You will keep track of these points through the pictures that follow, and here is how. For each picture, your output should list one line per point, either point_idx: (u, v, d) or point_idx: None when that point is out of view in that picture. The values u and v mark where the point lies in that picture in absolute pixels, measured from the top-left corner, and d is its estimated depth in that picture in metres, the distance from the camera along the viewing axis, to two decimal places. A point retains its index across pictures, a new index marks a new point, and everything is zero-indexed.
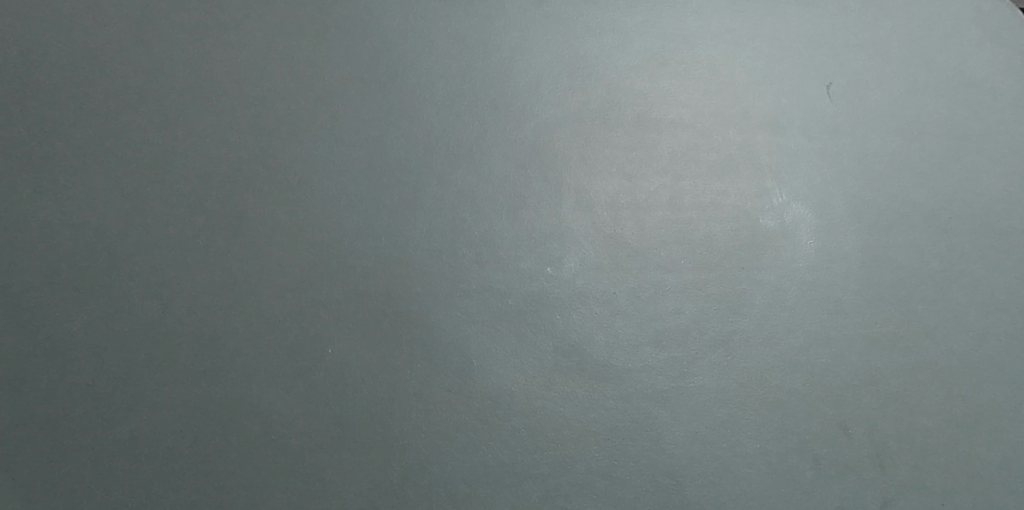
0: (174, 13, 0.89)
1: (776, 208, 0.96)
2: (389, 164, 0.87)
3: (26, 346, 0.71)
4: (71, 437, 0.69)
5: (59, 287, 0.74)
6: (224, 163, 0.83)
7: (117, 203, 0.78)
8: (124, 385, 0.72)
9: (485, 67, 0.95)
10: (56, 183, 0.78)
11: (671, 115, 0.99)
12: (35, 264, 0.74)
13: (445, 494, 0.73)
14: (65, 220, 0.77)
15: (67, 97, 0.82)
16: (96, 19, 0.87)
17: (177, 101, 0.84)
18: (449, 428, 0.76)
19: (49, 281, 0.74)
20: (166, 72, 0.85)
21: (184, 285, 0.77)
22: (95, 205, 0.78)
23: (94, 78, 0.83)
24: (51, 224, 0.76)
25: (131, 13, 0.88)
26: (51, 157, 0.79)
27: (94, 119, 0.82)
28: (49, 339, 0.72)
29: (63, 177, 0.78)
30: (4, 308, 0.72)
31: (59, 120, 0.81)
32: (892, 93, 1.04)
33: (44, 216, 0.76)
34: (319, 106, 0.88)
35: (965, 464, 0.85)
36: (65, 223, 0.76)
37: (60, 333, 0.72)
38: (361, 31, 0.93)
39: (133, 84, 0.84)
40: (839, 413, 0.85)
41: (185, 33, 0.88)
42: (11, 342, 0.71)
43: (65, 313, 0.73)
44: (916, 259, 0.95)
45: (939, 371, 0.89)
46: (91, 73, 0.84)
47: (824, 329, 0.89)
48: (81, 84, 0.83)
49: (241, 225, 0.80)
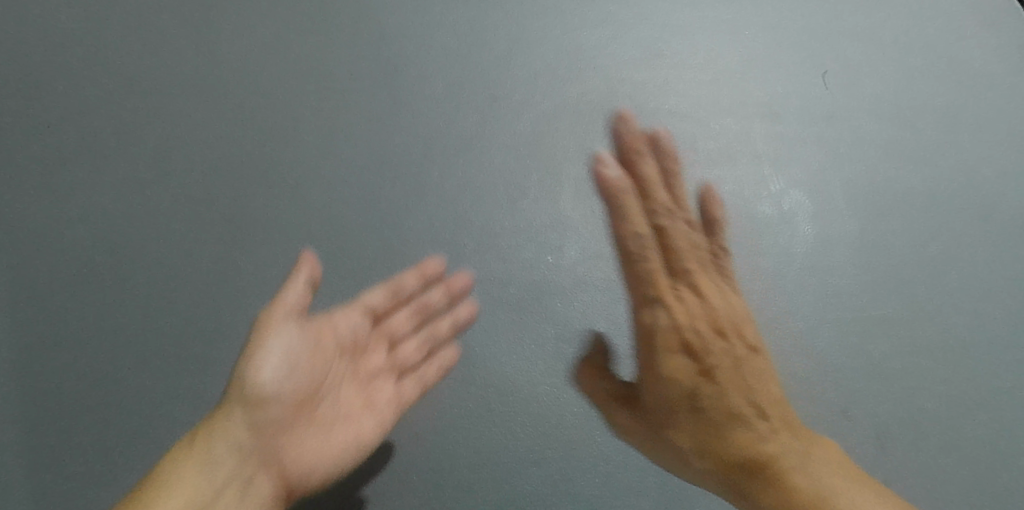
0: (173, 10, 0.90)
1: (774, 195, 0.96)
2: (394, 153, 0.89)
3: (52, 344, 0.77)
4: (99, 426, 0.76)
5: (77, 287, 0.79)
6: (235, 157, 0.86)
7: (133, 204, 0.83)
8: (142, 377, 0.78)
9: (483, 54, 0.96)
10: (74, 187, 0.82)
11: (668, 105, 0.99)
12: (59, 265, 0.80)
13: (456, 474, 0.80)
14: (83, 223, 0.81)
15: (77, 103, 0.85)
16: (96, 20, 0.88)
17: (183, 101, 0.87)
18: (458, 413, 0.82)
19: (70, 281, 0.79)
20: (170, 72, 0.87)
21: (197, 280, 0.81)
22: (111, 206, 0.82)
23: (100, 81, 0.86)
24: (71, 226, 0.81)
25: (130, 12, 0.89)
26: (68, 163, 0.83)
27: (103, 121, 0.85)
28: (71, 337, 0.78)
29: (80, 182, 0.82)
30: (30, 311, 0.78)
31: (73, 127, 0.84)
32: (888, 80, 1.03)
33: (63, 220, 0.81)
34: (324, 98, 0.90)
35: (966, 444, 0.86)
36: (84, 227, 0.81)
37: (68, 333, 0.78)
38: (361, 20, 0.94)
39: (139, 86, 0.86)
40: (840, 396, 0.87)
41: (186, 30, 0.89)
42: (38, 340, 0.77)
43: (86, 312, 0.79)
44: (914, 244, 0.95)
45: (940, 354, 0.90)
46: (96, 77, 0.86)
47: (823, 313, 0.91)
48: (89, 89, 0.86)
49: (251, 221, 0.84)
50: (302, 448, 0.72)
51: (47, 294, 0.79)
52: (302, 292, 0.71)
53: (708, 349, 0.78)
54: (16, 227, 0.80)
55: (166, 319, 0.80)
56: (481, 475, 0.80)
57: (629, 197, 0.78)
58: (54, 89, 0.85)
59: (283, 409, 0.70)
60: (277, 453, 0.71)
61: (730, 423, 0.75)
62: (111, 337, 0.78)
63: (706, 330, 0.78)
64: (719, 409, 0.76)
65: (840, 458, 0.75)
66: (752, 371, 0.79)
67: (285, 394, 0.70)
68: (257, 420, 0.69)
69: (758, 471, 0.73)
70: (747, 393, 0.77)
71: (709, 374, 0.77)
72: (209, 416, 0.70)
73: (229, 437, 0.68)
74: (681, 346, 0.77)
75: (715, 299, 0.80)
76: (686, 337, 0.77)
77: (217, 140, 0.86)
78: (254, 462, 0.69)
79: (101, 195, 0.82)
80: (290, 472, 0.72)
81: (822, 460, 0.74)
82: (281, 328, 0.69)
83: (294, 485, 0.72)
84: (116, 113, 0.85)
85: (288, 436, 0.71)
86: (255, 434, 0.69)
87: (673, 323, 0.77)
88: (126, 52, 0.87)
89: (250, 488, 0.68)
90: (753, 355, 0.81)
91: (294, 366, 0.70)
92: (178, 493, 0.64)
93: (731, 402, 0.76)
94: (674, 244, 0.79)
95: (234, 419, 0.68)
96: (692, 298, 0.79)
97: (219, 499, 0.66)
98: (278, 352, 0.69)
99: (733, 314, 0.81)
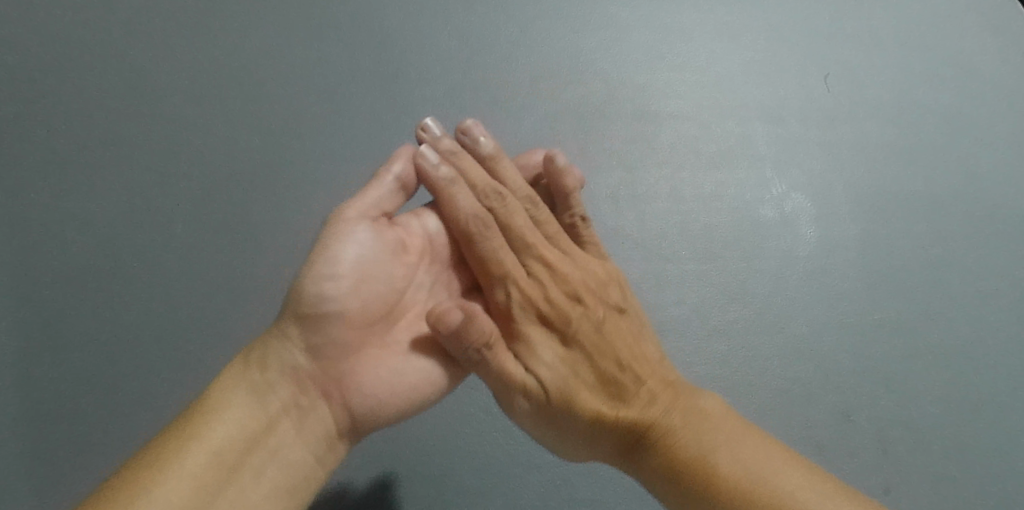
0: (187, 30, 0.95)
1: (776, 199, 0.96)
2: (397, 160, 0.91)
3: (66, 347, 0.80)
4: (106, 428, 0.78)
5: (91, 293, 0.83)
6: (242, 166, 0.90)
7: (145, 214, 0.86)
8: (151, 381, 0.81)
9: (484, 61, 0.97)
10: (90, 198, 0.86)
11: (670, 107, 0.99)
12: (74, 272, 0.83)
13: (454, 481, 0.79)
14: (97, 232, 0.85)
15: (93, 118, 0.89)
16: (115, 40, 0.93)
17: (195, 115, 0.91)
18: (458, 420, 0.81)
19: (84, 286, 0.83)
20: (182, 88, 0.92)
21: (205, 286, 0.85)
22: (124, 216, 0.86)
23: (117, 98, 0.91)
24: (86, 235, 0.85)
25: (147, 33, 0.94)
26: (84, 174, 0.87)
27: (119, 136, 0.89)
28: (85, 341, 0.81)
29: (96, 193, 0.86)
30: (46, 314, 0.81)
31: (89, 141, 0.88)
32: (891, 82, 1.03)
33: (79, 229, 0.85)
34: (327, 109, 0.93)
35: (969, 448, 0.86)
36: (98, 236, 0.85)
37: (82, 337, 0.81)
38: (365, 33, 0.97)
39: (153, 102, 0.91)
40: (841, 399, 0.87)
41: (198, 49, 0.94)
42: (53, 343, 0.80)
43: (99, 317, 0.82)
44: (915, 247, 0.95)
45: (941, 358, 0.90)
46: (113, 93, 0.91)
47: (824, 316, 0.90)
48: (106, 105, 0.90)
49: (256, 228, 0.87)
50: (372, 377, 0.73)
51: (56, 298, 0.82)
52: (387, 188, 0.77)
53: (563, 319, 0.78)
54: (28, 234, 0.84)
55: (170, 322, 0.83)
56: (480, 480, 0.79)
57: (459, 187, 0.78)
58: (70, 102, 0.90)
59: (349, 329, 0.72)
60: (343, 378, 0.72)
61: (599, 390, 0.76)
62: (117, 339, 0.81)
63: (559, 300, 0.79)
64: (584, 376, 0.76)
65: (724, 411, 0.73)
66: (614, 331, 0.79)
67: (353, 309, 0.72)
68: (321, 339, 0.72)
69: (647, 437, 0.73)
70: (613, 355, 0.77)
71: (568, 344, 0.78)
72: (266, 336, 0.73)
73: (284, 362, 0.71)
74: (537, 321, 0.78)
75: (567, 268, 0.81)
76: (539, 310, 0.78)
77: (225, 150, 0.90)
78: (315, 388, 0.72)
79: (115, 205, 0.86)
80: (355, 404, 0.73)
81: (708, 415, 0.73)
82: (355, 230, 0.73)
83: (359, 420, 0.73)
84: (127, 125, 0.90)
85: (356, 360, 0.73)
86: (315, 357, 0.72)
87: (524, 300, 0.78)
88: (142, 67, 0.92)
89: (309, 412, 0.72)
90: (617, 316, 0.80)
91: (365, 274, 0.73)
92: (225, 421, 0.68)
93: (598, 368, 0.77)
94: (512, 222, 0.80)
95: (292, 341, 0.72)
96: (544, 273, 0.80)
97: (272, 427, 0.69)
98: (351, 255, 0.72)
99: (589, 279, 0.81)
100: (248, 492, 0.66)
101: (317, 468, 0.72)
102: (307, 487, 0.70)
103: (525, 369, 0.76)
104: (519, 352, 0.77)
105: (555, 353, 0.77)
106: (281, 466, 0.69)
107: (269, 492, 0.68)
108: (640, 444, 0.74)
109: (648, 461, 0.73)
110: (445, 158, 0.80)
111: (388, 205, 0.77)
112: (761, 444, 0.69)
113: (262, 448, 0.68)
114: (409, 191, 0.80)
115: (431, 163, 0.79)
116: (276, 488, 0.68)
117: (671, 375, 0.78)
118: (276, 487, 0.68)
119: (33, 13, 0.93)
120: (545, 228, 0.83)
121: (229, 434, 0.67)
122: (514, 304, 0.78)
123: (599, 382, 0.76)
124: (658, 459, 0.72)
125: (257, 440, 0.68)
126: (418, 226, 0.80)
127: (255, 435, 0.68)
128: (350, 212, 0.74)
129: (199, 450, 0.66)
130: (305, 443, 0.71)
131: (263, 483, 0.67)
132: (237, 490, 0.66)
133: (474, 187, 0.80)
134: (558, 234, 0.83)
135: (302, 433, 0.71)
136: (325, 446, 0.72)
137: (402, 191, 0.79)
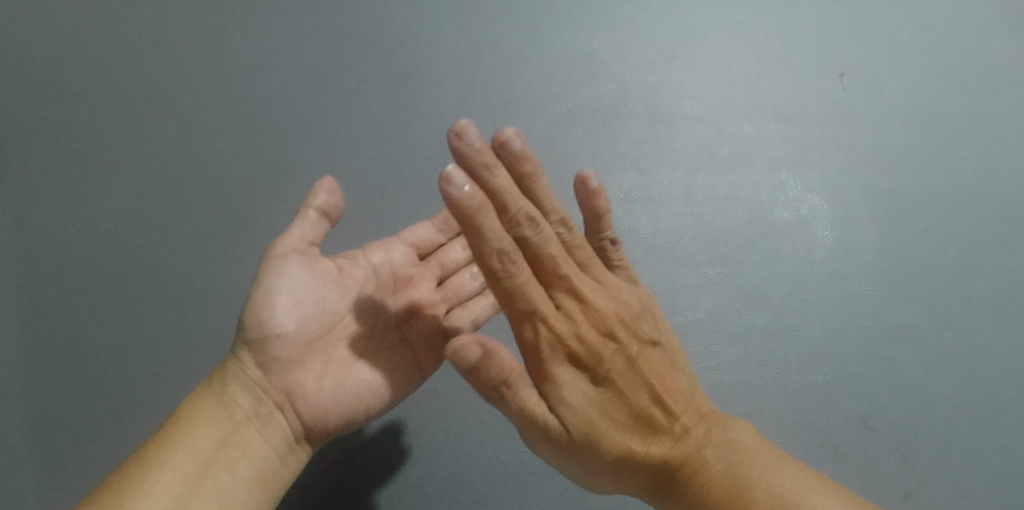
0: (193, 32, 0.93)
1: (792, 200, 0.94)
2: (407, 164, 0.91)
3: (79, 358, 0.81)
4: (121, 437, 0.79)
5: (100, 304, 0.83)
6: (251, 173, 0.89)
7: (152, 223, 0.86)
8: (164, 388, 0.81)
9: (494, 63, 0.96)
10: (98, 207, 0.86)
11: (683, 108, 0.98)
12: (85, 281, 0.83)
13: (465, 491, 0.79)
14: (106, 241, 0.85)
15: (100, 126, 0.89)
16: (120, 44, 0.92)
17: (202, 122, 0.90)
18: (472, 428, 0.81)
19: (94, 297, 0.83)
20: (188, 94, 0.91)
21: (215, 293, 0.84)
22: (132, 225, 0.86)
23: (122, 104, 0.90)
24: (95, 244, 0.85)
25: (152, 37, 0.92)
26: (92, 183, 0.86)
27: (126, 142, 0.88)
28: (96, 351, 0.81)
29: (104, 202, 0.86)
30: (60, 324, 0.82)
31: (96, 149, 0.88)
32: (908, 82, 1.01)
33: (87, 240, 0.85)
34: (335, 112, 0.92)
35: (993, 451, 0.84)
36: (108, 245, 0.85)
37: (94, 348, 0.81)
38: (373, 34, 0.96)
39: (159, 108, 0.90)
40: (860, 405, 0.85)
41: (205, 52, 0.93)
42: (67, 354, 0.81)
43: (110, 327, 0.82)
44: (933, 248, 0.93)
45: (961, 359, 0.88)
46: (119, 99, 0.90)
47: (843, 320, 0.89)
48: (112, 111, 0.89)
49: (263, 234, 0.87)
50: (316, 386, 0.69)
51: (67, 309, 0.82)
52: (311, 219, 0.71)
53: (594, 355, 0.66)
54: (38, 243, 0.84)
55: (180, 331, 0.83)
56: (497, 486, 0.80)
57: (490, 214, 0.62)
58: (77, 106, 0.89)
59: (290, 348, 0.68)
60: (292, 388, 0.68)
61: (626, 426, 0.66)
62: (128, 348, 0.82)
63: (592, 337, 0.66)
64: (612, 411, 0.66)
65: (761, 443, 0.65)
66: (645, 365, 0.68)
67: (290, 331, 0.68)
68: (268, 357, 0.68)
69: (679, 474, 0.65)
70: (645, 389, 0.67)
71: (598, 380, 0.66)
72: (224, 359, 0.70)
73: (242, 376, 0.68)
74: (568, 355, 0.66)
75: (600, 300, 0.68)
76: (569, 347, 0.66)
77: (232, 157, 0.89)
78: (271, 398, 0.68)
79: (123, 213, 0.86)
80: (306, 413, 0.68)
81: (747, 448, 0.64)
82: (285, 264, 0.69)
83: (312, 428, 0.69)
84: (132, 131, 0.89)
85: (302, 373, 0.69)
86: (267, 371, 0.68)
87: (554, 334, 0.65)
88: (146, 71, 0.91)
89: (267, 421, 0.68)
90: (650, 350, 0.69)
91: (301, 301, 0.69)
92: (198, 428, 0.65)
93: (628, 403, 0.66)
94: (541, 252, 0.66)
95: (244, 360, 0.68)
96: (574, 306, 0.67)
97: (238, 433, 0.66)
98: (283, 289, 0.68)
99: (622, 310, 0.69)
100: (226, 489, 0.63)
101: (282, 472, 0.68)
102: (276, 488, 0.67)
103: (549, 405, 0.65)
104: (546, 388, 0.65)
105: (583, 390, 0.65)
106: (252, 467, 0.65)
107: (243, 491, 0.64)
108: (670, 484, 0.65)
109: (682, 500, 0.65)
110: (474, 176, 0.64)
111: (315, 233, 0.72)
112: (799, 473, 0.63)
113: (231, 451, 0.65)
114: (333, 218, 0.73)
115: (459, 187, 0.61)
116: (248, 487, 0.65)
117: (705, 405, 0.69)
118: (248, 486, 0.65)
119: (38, 14, 0.91)
120: (576, 255, 0.69)
121: (200, 439, 0.65)
122: (543, 340, 0.65)
123: (629, 419, 0.66)
124: (693, 499, 0.64)
125: (227, 443, 0.65)
126: (372, 259, 0.75)
127: (223, 440, 0.65)
128: (280, 246, 0.70)
129: (173, 456, 0.63)
130: (271, 446, 0.67)
131: (236, 482, 0.64)
132: (216, 487, 0.63)
133: (500, 212, 0.65)
134: (593, 261, 0.70)
135: (266, 438, 0.67)
136: (287, 449, 0.68)
137: (328, 220, 0.73)
